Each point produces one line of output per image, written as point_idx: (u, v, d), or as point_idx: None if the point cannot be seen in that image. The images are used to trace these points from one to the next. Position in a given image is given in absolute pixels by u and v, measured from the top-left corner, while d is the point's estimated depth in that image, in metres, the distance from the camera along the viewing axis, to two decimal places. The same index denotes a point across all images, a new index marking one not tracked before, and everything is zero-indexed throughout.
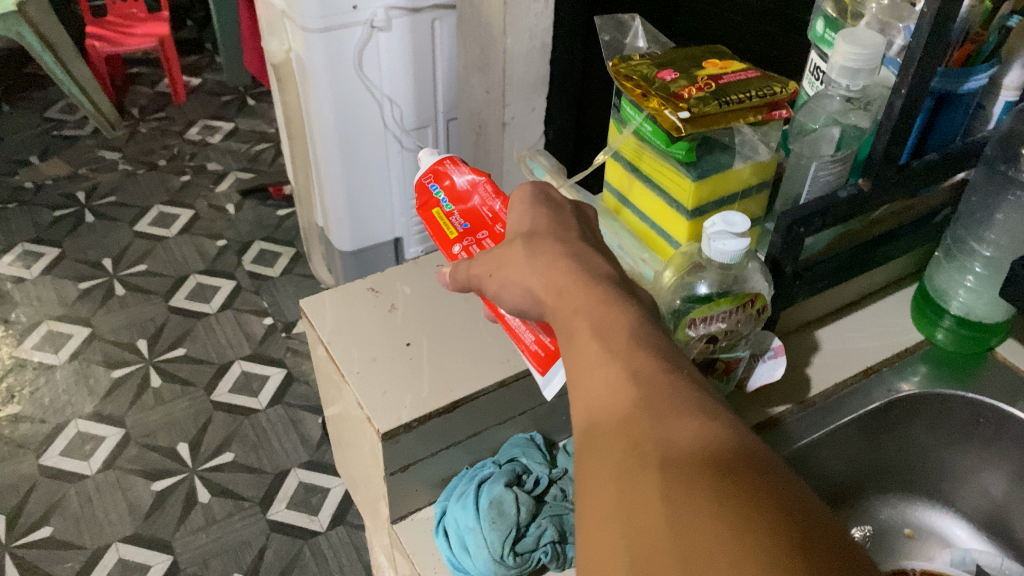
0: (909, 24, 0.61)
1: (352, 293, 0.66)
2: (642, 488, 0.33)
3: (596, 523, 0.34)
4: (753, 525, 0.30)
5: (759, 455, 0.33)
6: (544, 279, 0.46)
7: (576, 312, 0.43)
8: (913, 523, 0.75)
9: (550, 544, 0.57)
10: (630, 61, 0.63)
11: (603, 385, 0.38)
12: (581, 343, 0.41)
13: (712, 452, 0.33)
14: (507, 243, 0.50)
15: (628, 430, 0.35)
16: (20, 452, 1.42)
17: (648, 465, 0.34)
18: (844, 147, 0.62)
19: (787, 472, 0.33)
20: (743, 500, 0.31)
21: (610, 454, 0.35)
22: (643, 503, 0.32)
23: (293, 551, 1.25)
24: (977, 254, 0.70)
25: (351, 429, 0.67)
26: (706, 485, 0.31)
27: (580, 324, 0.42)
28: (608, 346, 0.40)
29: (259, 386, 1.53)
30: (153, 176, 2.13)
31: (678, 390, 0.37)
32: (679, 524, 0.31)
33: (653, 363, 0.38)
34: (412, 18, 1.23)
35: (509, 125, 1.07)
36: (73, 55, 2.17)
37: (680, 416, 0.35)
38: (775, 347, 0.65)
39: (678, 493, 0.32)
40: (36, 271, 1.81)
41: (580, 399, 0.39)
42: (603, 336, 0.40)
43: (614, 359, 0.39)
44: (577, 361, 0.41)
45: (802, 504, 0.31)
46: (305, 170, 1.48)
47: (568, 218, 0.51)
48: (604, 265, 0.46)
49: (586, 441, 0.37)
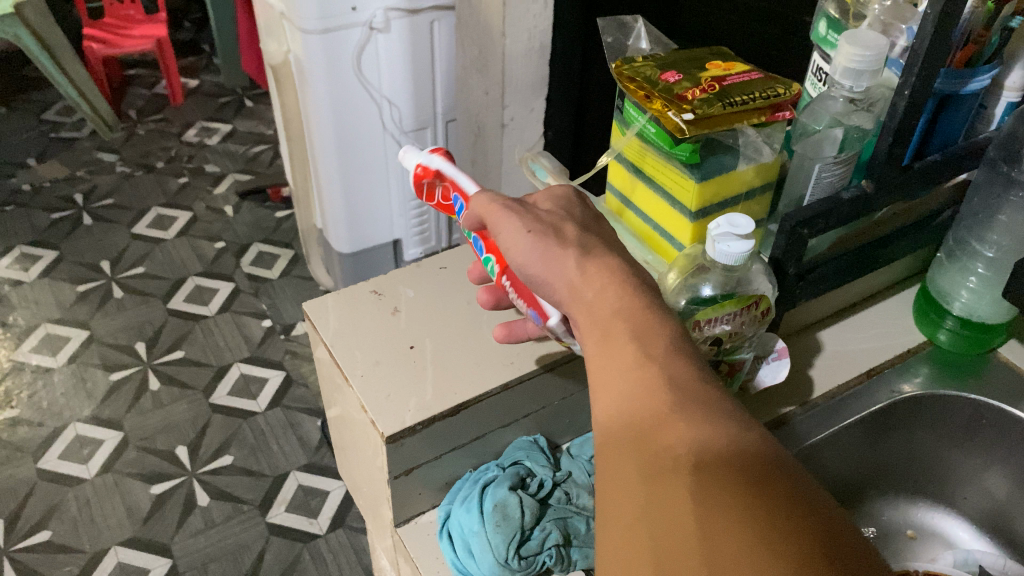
0: (912, 24, 0.61)
1: (354, 295, 0.66)
2: (673, 494, 0.34)
3: (626, 523, 0.35)
4: (782, 542, 0.31)
5: (789, 467, 0.34)
6: (559, 280, 0.45)
7: (616, 313, 0.42)
8: (916, 524, 0.75)
9: (554, 547, 0.57)
10: (634, 63, 0.63)
11: (635, 384, 0.38)
12: (613, 339, 0.41)
13: (744, 462, 0.34)
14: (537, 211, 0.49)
15: (659, 434, 0.36)
16: (18, 456, 1.41)
17: (681, 473, 0.34)
18: (847, 149, 0.62)
19: (816, 485, 0.34)
20: (774, 516, 0.32)
21: (641, 455, 0.36)
22: (674, 511, 0.34)
23: (293, 554, 1.25)
24: (979, 255, 0.70)
25: (354, 432, 0.66)
26: (737, 497, 0.32)
27: (614, 323, 0.42)
28: (644, 349, 0.40)
29: (258, 388, 1.52)
30: (150, 178, 2.13)
31: (711, 397, 0.37)
32: (710, 534, 0.32)
33: (690, 373, 0.38)
34: (412, 19, 1.23)
35: (508, 127, 1.07)
36: (70, 57, 2.17)
37: (712, 422, 0.35)
38: (779, 349, 0.66)
39: (710, 503, 0.33)
40: (34, 274, 1.80)
41: (610, 395, 0.39)
42: (637, 336, 0.40)
43: (647, 362, 0.39)
44: (607, 357, 0.41)
45: (830, 520, 0.32)
46: (304, 170, 1.48)
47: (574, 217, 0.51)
48: (611, 266, 0.46)
49: (618, 442, 0.38)
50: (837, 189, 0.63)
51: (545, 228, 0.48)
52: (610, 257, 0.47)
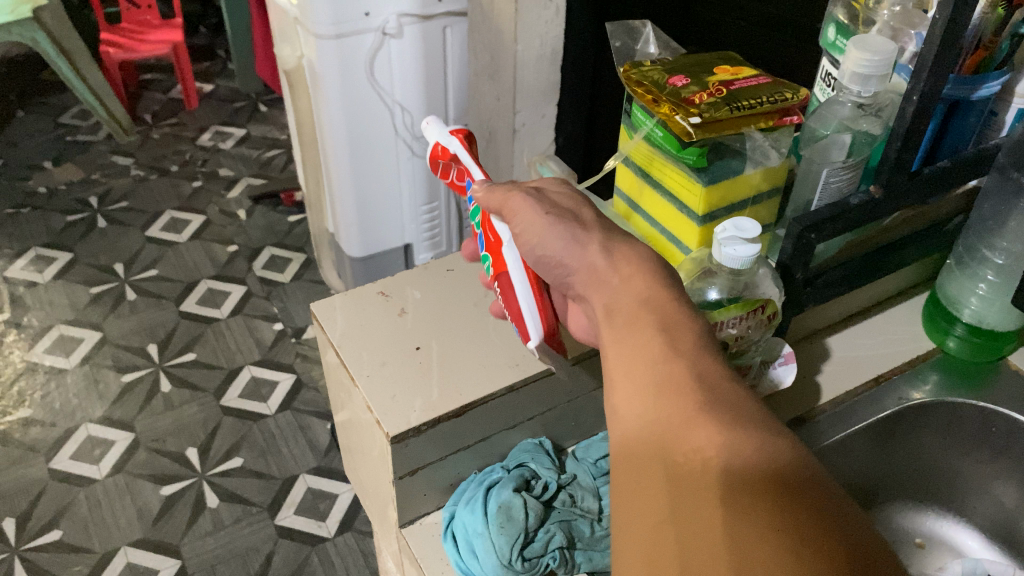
0: (921, 30, 0.61)
1: (363, 297, 0.66)
2: (701, 497, 0.34)
3: (650, 522, 0.35)
4: (811, 551, 0.31)
5: (818, 476, 0.34)
6: None
7: (643, 303, 0.43)
8: (925, 533, 0.74)
9: (558, 550, 0.57)
10: (641, 67, 0.63)
11: (663, 381, 0.38)
12: (640, 331, 0.41)
13: (777, 471, 0.34)
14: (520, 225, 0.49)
15: (686, 434, 0.36)
16: (30, 455, 1.42)
17: (708, 475, 0.34)
18: (855, 154, 0.62)
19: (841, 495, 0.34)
20: (803, 525, 0.32)
21: (666, 455, 0.36)
22: (701, 511, 0.33)
23: (301, 557, 1.25)
24: (988, 262, 0.69)
25: (360, 433, 0.67)
26: (767, 504, 0.33)
27: (643, 314, 0.42)
28: (672, 343, 0.40)
29: (269, 392, 1.53)
30: (165, 182, 2.15)
31: (740, 402, 0.37)
32: (738, 538, 0.32)
33: (717, 373, 0.38)
34: (425, 25, 1.24)
35: (519, 132, 1.08)
36: (86, 61, 2.19)
37: (744, 429, 0.35)
38: (786, 354, 0.65)
39: (739, 507, 0.33)
40: (49, 276, 1.82)
41: (631, 390, 0.39)
42: (667, 331, 0.41)
43: (677, 358, 0.39)
44: (632, 349, 0.41)
45: (854, 532, 0.33)
46: (317, 175, 1.48)
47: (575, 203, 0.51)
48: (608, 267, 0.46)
49: (644, 440, 0.37)
50: (844, 195, 0.63)
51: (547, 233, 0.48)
52: (618, 251, 0.46)
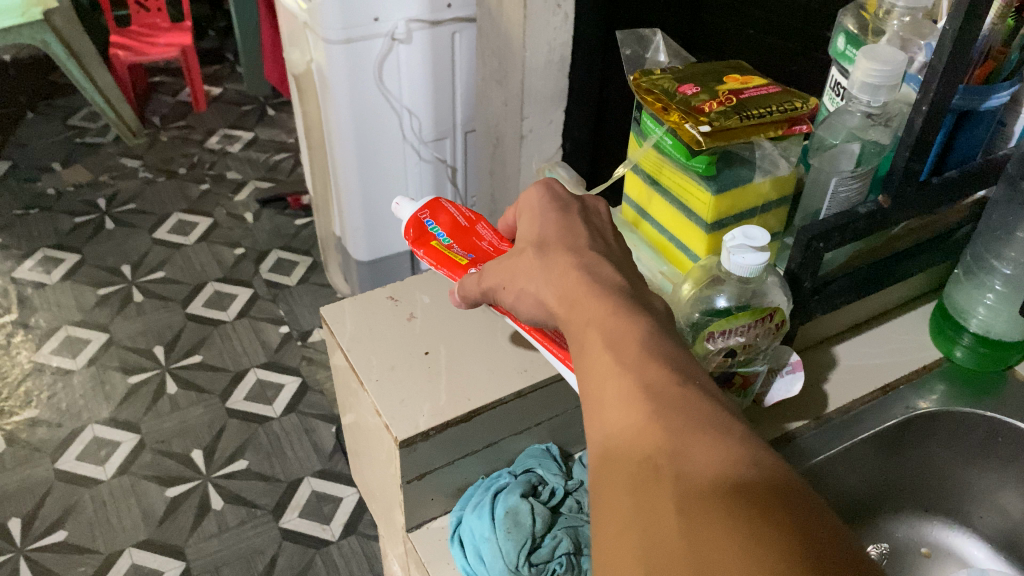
0: (931, 41, 0.62)
1: (372, 301, 0.67)
2: (657, 501, 0.33)
3: (612, 531, 0.34)
4: (768, 540, 0.30)
5: (773, 464, 0.33)
6: (558, 290, 0.46)
7: (589, 324, 0.43)
8: (931, 542, 0.74)
9: (564, 556, 0.57)
10: (652, 75, 0.63)
11: (617, 397, 0.38)
12: (593, 353, 0.41)
13: (729, 467, 0.33)
14: (518, 251, 0.50)
15: (640, 444, 0.36)
16: (36, 456, 1.43)
17: (662, 480, 0.34)
18: (864, 163, 0.62)
19: (802, 482, 0.34)
20: (758, 516, 0.31)
21: (623, 466, 0.36)
22: (658, 515, 0.33)
23: (306, 560, 1.25)
24: (996, 272, 0.69)
25: (367, 436, 0.67)
26: (722, 500, 0.32)
27: (593, 334, 0.42)
28: (620, 358, 0.40)
29: (274, 394, 1.54)
30: (172, 184, 2.15)
31: (694, 404, 0.37)
32: (694, 536, 0.31)
33: (668, 375, 0.38)
34: (434, 30, 1.25)
35: (526, 138, 1.08)
36: (96, 64, 2.20)
37: (693, 432, 0.35)
38: (793, 363, 0.65)
39: (693, 506, 0.32)
40: (56, 277, 1.83)
41: (594, 412, 0.39)
42: (614, 347, 0.41)
43: (626, 371, 0.39)
44: (589, 371, 0.41)
45: (816, 518, 0.32)
46: (324, 178, 1.49)
47: (574, 223, 0.51)
48: (614, 274, 0.46)
49: (604, 458, 0.37)
50: (853, 204, 0.63)
51: (545, 253, 0.48)
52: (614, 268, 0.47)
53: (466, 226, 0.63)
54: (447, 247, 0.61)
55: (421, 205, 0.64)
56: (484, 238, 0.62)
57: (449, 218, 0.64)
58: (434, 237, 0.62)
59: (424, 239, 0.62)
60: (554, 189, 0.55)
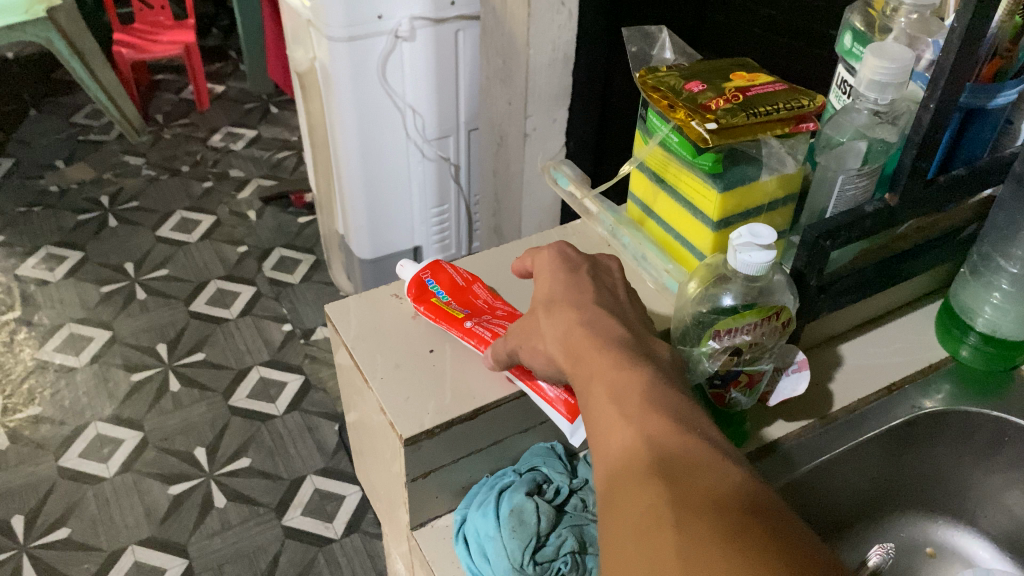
0: (938, 39, 0.61)
1: (376, 299, 0.67)
2: (659, 543, 0.34)
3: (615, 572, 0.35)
4: None
5: (773, 513, 0.34)
6: (565, 349, 0.48)
7: (594, 376, 0.44)
8: (936, 541, 0.74)
9: (569, 555, 0.57)
10: (658, 72, 0.63)
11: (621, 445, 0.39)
12: (598, 403, 0.43)
13: (729, 514, 0.34)
14: (530, 312, 0.53)
15: (643, 491, 0.37)
16: (40, 453, 1.43)
17: (664, 523, 0.35)
18: (871, 161, 0.62)
19: (801, 529, 0.34)
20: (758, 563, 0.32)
21: (626, 509, 0.37)
22: (659, 556, 0.34)
23: (308, 558, 1.25)
24: (1003, 271, 0.69)
25: (371, 433, 0.67)
26: (722, 546, 0.33)
27: (597, 384, 0.44)
28: (623, 407, 0.41)
29: (277, 392, 1.54)
30: (176, 182, 2.15)
31: (695, 451, 0.38)
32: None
33: (670, 424, 0.40)
34: (438, 28, 1.25)
35: (530, 136, 1.07)
36: (99, 61, 2.20)
37: (694, 479, 0.36)
38: (799, 361, 0.64)
39: (694, 549, 0.33)
40: (60, 274, 1.83)
41: (599, 459, 0.41)
42: (618, 397, 0.42)
43: (629, 420, 0.40)
44: (595, 421, 0.42)
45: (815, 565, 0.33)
46: (327, 177, 1.49)
47: (581, 279, 0.53)
48: (618, 328, 0.47)
49: (607, 504, 0.38)
50: (860, 203, 0.63)
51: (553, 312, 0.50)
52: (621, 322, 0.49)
53: (463, 285, 0.64)
54: (446, 303, 0.62)
55: (422, 264, 0.64)
56: (481, 296, 0.64)
57: (449, 278, 0.64)
58: (434, 295, 0.62)
59: (425, 298, 0.62)
60: (564, 250, 0.56)
